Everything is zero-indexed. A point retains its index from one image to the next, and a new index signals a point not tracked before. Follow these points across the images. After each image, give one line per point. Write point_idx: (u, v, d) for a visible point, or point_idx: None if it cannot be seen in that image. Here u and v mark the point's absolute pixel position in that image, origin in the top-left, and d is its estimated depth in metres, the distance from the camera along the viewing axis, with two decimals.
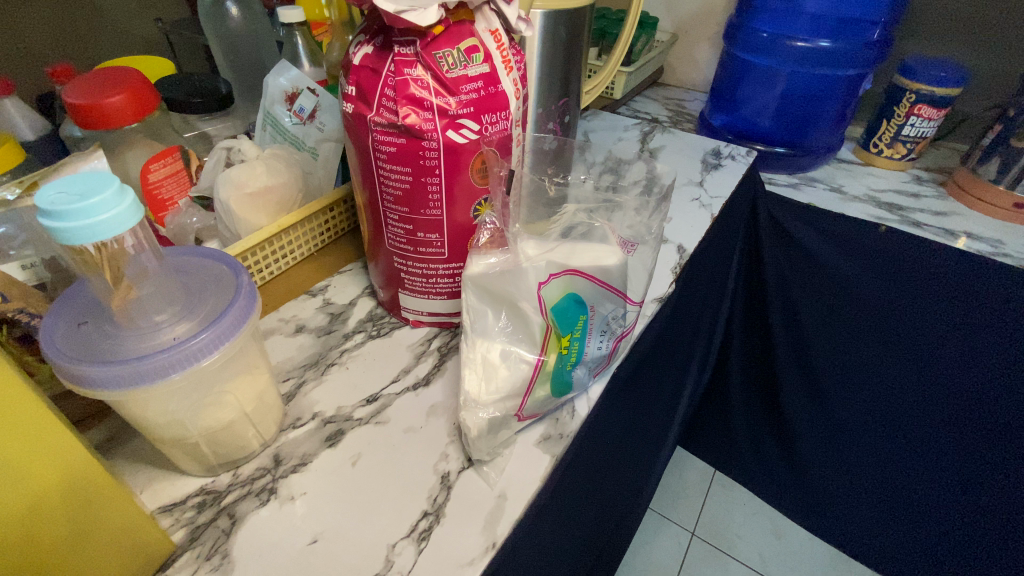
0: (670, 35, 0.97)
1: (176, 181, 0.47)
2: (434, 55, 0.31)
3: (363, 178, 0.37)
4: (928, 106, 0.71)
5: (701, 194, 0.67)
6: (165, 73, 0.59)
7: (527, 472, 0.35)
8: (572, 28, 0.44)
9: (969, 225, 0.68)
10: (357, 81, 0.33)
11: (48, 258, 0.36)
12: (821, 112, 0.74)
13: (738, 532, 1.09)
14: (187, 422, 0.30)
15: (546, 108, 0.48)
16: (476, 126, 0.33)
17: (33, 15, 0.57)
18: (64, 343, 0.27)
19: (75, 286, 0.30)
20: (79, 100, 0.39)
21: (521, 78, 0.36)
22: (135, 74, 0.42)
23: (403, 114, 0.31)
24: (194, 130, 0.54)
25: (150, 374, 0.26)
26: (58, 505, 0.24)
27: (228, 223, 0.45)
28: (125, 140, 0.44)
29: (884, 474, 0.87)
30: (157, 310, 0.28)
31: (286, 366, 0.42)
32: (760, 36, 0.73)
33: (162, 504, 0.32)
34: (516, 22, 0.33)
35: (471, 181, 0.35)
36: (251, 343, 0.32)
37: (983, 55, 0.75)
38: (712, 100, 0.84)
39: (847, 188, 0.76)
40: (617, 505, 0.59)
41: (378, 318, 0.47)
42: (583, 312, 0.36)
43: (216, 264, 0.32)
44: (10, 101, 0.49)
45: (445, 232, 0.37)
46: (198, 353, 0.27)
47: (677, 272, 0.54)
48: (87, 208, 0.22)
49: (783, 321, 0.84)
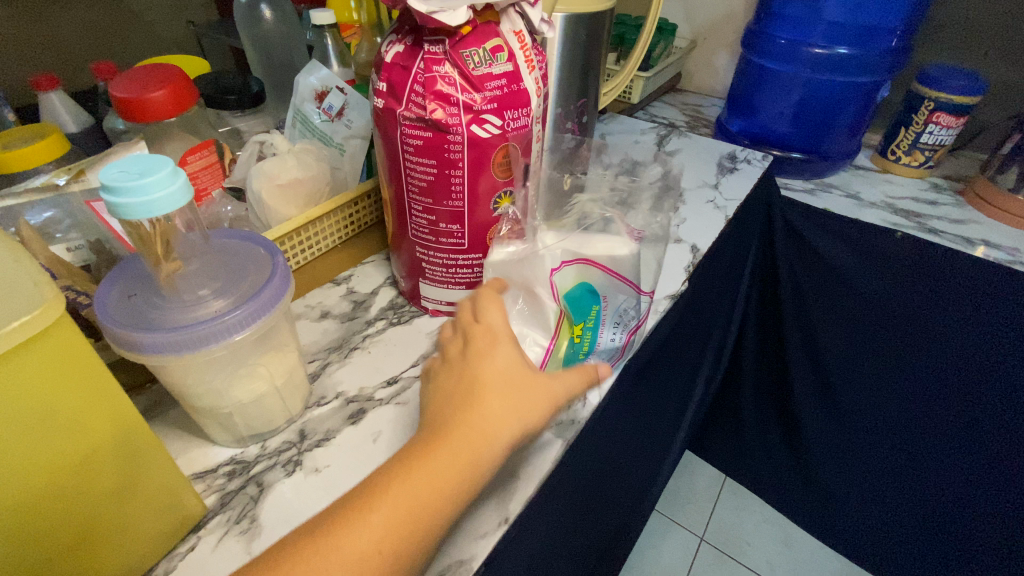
0: (688, 41, 0.98)
1: (210, 173, 0.49)
2: (461, 53, 0.33)
3: (390, 171, 0.39)
4: (947, 114, 0.71)
5: (717, 197, 0.68)
6: (200, 71, 0.62)
7: (539, 454, 0.37)
8: (592, 31, 0.46)
9: (986, 233, 0.67)
10: (388, 78, 0.35)
11: (94, 240, 0.38)
12: (838, 118, 0.74)
13: (748, 538, 1.08)
14: (221, 393, 0.32)
15: (564, 108, 0.50)
16: (499, 122, 0.35)
17: (71, 15, 0.62)
18: (115, 311, 0.29)
19: (126, 263, 0.32)
20: (124, 94, 0.41)
21: (543, 77, 0.37)
22: (174, 70, 0.45)
23: (430, 109, 0.33)
24: (228, 126, 0.56)
25: (193, 343, 0.28)
26: (107, 460, 0.25)
27: (260, 212, 0.47)
28: (165, 133, 0.46)
29: (899, 483, 0.85)
30: (201, 284, 0.31)
31: (313, 349, 0.45)
32: (778, 42, 0.74)
33: (196, 471, 0.35)
34: (538, 24, 0.35)
35: (493, 174, 0.37)
36: (284, 323, 0.34)
37: (1006, 62, 0.75)
38: (729, 106, 0.85)
39: (864, 195, 0.76)
40: (624, 498, 0.61)
41: (398, 307, 0.49)
42: (595, 303, 0.38)
43: (253, 245, 0.34)
44: (56, 96, 0.52)
45: (466, 223, 0.39)
46: (233, 327, 0.29)
47: (689, 271, 0.55)
48: (145, 187, 0.25)
49: (796, 326, 0.84)
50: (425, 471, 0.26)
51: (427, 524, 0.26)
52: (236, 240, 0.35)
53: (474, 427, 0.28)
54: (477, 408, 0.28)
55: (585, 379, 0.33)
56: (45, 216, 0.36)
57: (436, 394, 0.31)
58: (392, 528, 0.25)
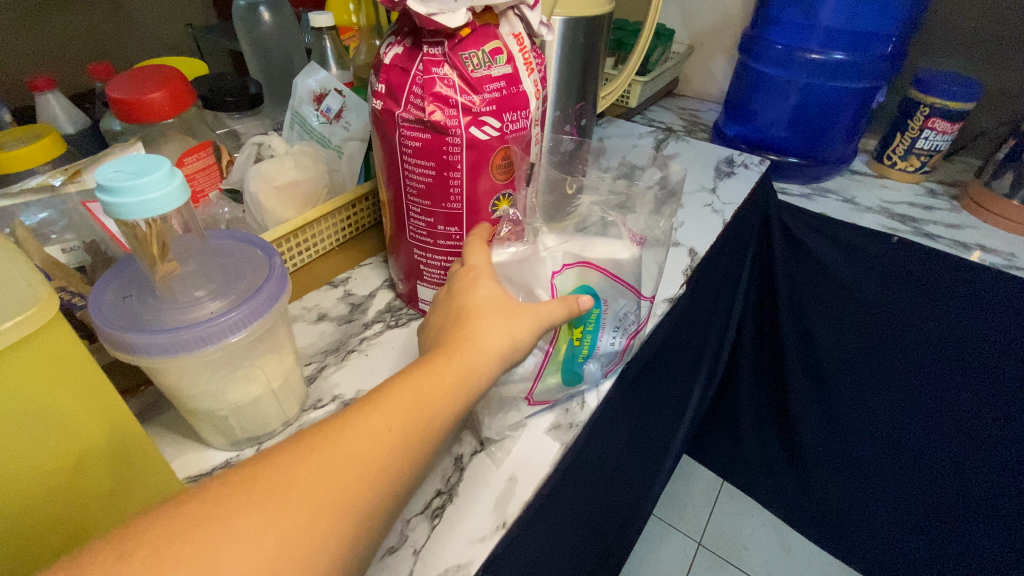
0: (686, 47, 0.98)
1: (207, 174, 0.49)
2: (460, 56, 0.33)
3: (388, 173, 0.39)
4: (942, 119, 0.71)
5: (714, 201, 0.68)
6: (199, 72, 0.62)
7: (537, 457, 0.36)
8: (591, 35, 0.46)
9: (982, 238, 0.68)
10: (387, 80, 0.35)
11: (89, 241, 0.38)
12: (834, 123, 0.75)
13: (746, 543, 1.08)
14: (216, 395, 0.32)
15: (563, 112, 0.50)
16: (497, 124, 0.34)
17: (69, 17, 0.62)
18: (110, 313, 0.29)
19: (121, 266, 0.32)
20: (122, 95, 0.41)
21: (541, 80, 0.37)
22: (172, 71, 0.45)
23: (430, 111, 0.33)
24: (226, 128, 0.56)
25: (189, 344, 0.28)
26: (101, 462, 0.25)
27: (257, 214, 0.47)
28: (162, 134, 0.46)
29: (897, 489, 0.85)
30: (197, 287, 0.30)
31: (310, 351, 0.45)
32: (775, 47, 0.74)
33: (191, 475, 0.35)
34: (538, 27, 0.36)
35: (491, 176, 0.37)
36: (280, 325, 0.34)
37: (1001, 69, 0.76)
38: (726, 111, 0.85)
39: (860, 199, 0.76)
40: (622, 502, 0.60)
41: (396, 310, 0.49)
42: (596, 306, 0.37)
43: (250, 247, 0.34)
44: (53, 97, 0.52)
45: (464, 225, 0.39)
46: (230, 329, 0.29)
47: (687, 274, 0.55)
48: (138, 186, 0.24)
49: (793, 330, 0.84)
50: (426, 373, 0.27)
51: (430, 413, 0.26)
52: (231, 241, 0.34)
53: (468, 339, 0.30)
54: (472, 326, 0.30)
55: (567, 309, 0.33)
56: (40, 217, 0.36)
57: (436, 332, 0.33)
58: (396, 416, 0.25)
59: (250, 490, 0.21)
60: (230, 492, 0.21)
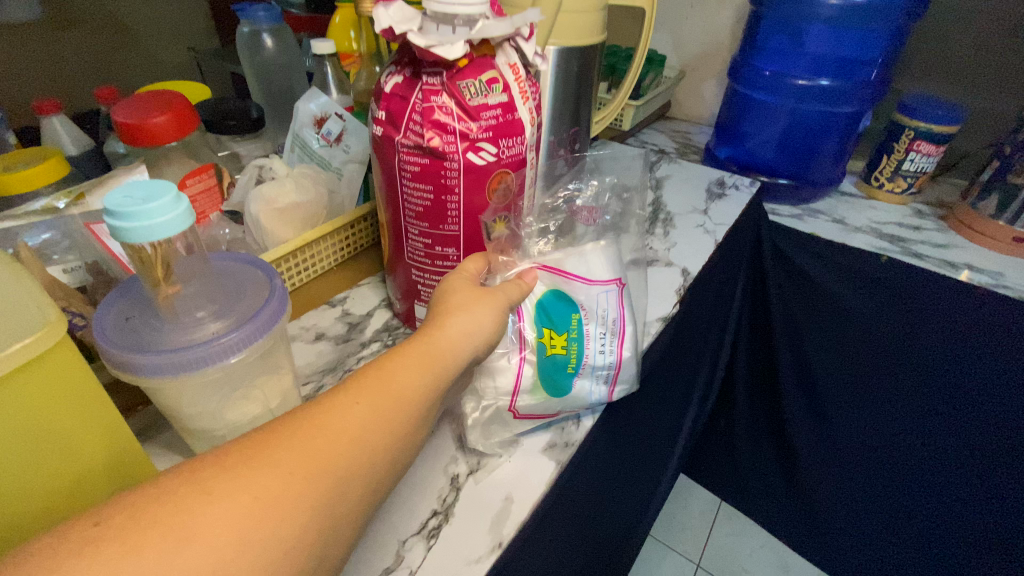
0: (677, 72, 1.01)
1: (208, 197, 0.50)
2: (458, 85, 0.34)
3: (387, 196, 0.40)
4: (926, 142, 0.73)
5: (706, 221, 0.70)
6: (202, 96, 0.64)
7: (534, 476, 0.37)
8: (584, 64, 0.48)
9: (970, 258, 0.69)
10: (387, 107, 0.36)
11: (91, 261, 0.38)
12: (821, 146, 0.77)
13: (745, 565, 1.07)
14: (216, 415, 0.32)
15: (557, 136, 0.52)
16: (494, 150, 0.36)
17: (76, 43, 0.64)
18: (113, 334, 0.29)
19: (125, 287, 0.32)
20: (127, 120, 0.42)
21: (536, 107, 0.39)
22: (176, 96, 0.46)
23: (428, 137, 0.34)
24: (227, 150, 0.57)
25: (190, 364, 0.28)
26: (100, 481, 0.26)
27: (257, 235, 0.48)
28: (165, 157, 0.47)
29: (895, 509, 0.85)
30: (199, 307, 0.31)
31: (307, 370, 0.45)
32: (763, 74, 0.77)
33: None
34: (533, 57, 0.37)
35: (487, 199, 0.38)
36: (280, 346, 0.35)
37: (982, 95, 0.78)
38: (717, 133, 0.87)
39: (849, 219, 0.78)
40: (618, 523, 0.60)
41: (393, 329, 0.50)
42: (574, 311, 0.39)
43: (251, 268, 0.35)
44: (58, 120, 0.53)
45: (461, 246, 0.40)
46: (230, 349, 0.29)
47: (681, 294, 0.56)
48: (146, 210, 0.25)
49: (787, 349, 0.85)
50: (398, 360, 0.28)
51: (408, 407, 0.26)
52: (232, 262, 0.35)
53: (440, 332, 0.30)
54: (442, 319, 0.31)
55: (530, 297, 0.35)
56: (43, 238, 0.37)
57: None
58: (374, 402, 0.25)
59: (236, 467, 0.21)
60: (226, 478, 0.21)
